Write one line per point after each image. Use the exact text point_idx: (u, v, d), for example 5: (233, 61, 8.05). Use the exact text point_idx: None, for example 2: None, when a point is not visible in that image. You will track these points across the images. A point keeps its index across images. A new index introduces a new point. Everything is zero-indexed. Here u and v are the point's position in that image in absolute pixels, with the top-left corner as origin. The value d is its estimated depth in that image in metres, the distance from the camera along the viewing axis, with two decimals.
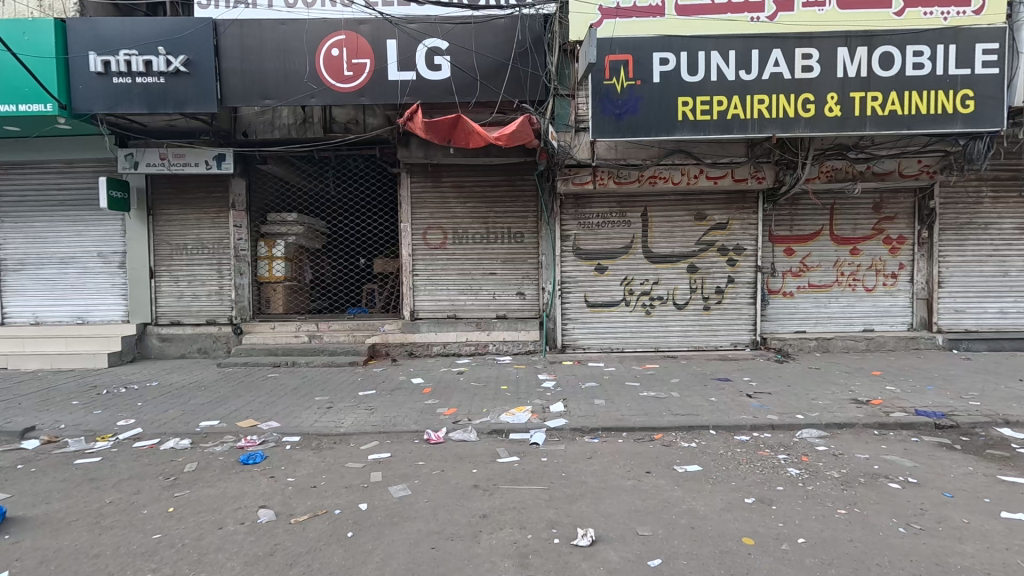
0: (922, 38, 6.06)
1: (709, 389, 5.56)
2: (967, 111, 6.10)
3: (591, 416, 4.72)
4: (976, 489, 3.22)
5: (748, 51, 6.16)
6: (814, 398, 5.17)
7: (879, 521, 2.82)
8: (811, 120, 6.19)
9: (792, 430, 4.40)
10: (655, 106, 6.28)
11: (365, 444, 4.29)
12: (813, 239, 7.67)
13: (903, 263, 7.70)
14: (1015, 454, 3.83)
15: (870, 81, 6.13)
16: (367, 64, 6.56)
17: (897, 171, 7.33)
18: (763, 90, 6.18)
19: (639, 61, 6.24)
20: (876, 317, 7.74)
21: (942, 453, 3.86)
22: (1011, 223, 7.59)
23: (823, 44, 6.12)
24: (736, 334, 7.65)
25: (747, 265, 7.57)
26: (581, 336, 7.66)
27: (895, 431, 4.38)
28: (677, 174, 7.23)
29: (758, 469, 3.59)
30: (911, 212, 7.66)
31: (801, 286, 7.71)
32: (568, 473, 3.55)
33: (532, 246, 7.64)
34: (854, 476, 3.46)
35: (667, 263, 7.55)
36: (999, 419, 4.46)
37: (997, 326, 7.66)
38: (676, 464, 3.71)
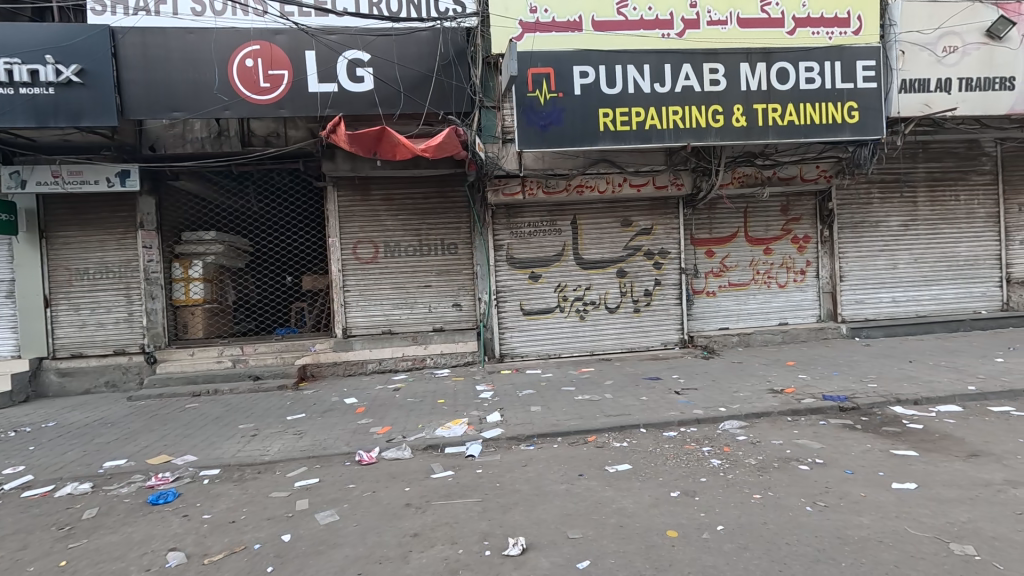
0: (812, 55, 6.66)
1: (640, 389, 5.75)
2: (853, 121, 6.75)
3: (527, 423, 4.75)
4: (873, 464, 3.52)
5: (661, 65, 6.51)
6: (736, 390, 5.47)
7: (790, 502, 3.01)
8: (720, 130, 6.62)
9: (716, 423, 4.64)
10: (578, 117, 6.48)
11: (292, 470, 4.08)
12: (731, 240, 8.18)
13: (810, 260, 8.36)
14: (906, 429, 4.23)
15: (770, 94, 6.64)
16: (285, 75, 6.35)
17: (799, 176, 7.97)
18: (677, 102, 6.54)
19: (560, 74, 6.43)
20: (789, 311, 8.34)
21: (846, 433, 4.20)
22: (897, 221, 8.44)
23: (727, 59, 6.58)
24: (666, 334, 7.98)
25: (672, 268, 7.95)
26: (519, 344, 7.71)
27: (806, 416, 4.73)
28: (602, 183, 7.49)
29: (684, 462, 3.75)
30: (814, 213, 8.34)
31: (722, 286, 8.19)
32: (503, 483, 3.54)
33: (466, 257, 7.63)
34: (769, 461, 3.69)
35: (598, 269, 7.78)
36: (893, 398, 4.91)
37: (892, 313, 8.46)
38: (607, 464, 3.80)
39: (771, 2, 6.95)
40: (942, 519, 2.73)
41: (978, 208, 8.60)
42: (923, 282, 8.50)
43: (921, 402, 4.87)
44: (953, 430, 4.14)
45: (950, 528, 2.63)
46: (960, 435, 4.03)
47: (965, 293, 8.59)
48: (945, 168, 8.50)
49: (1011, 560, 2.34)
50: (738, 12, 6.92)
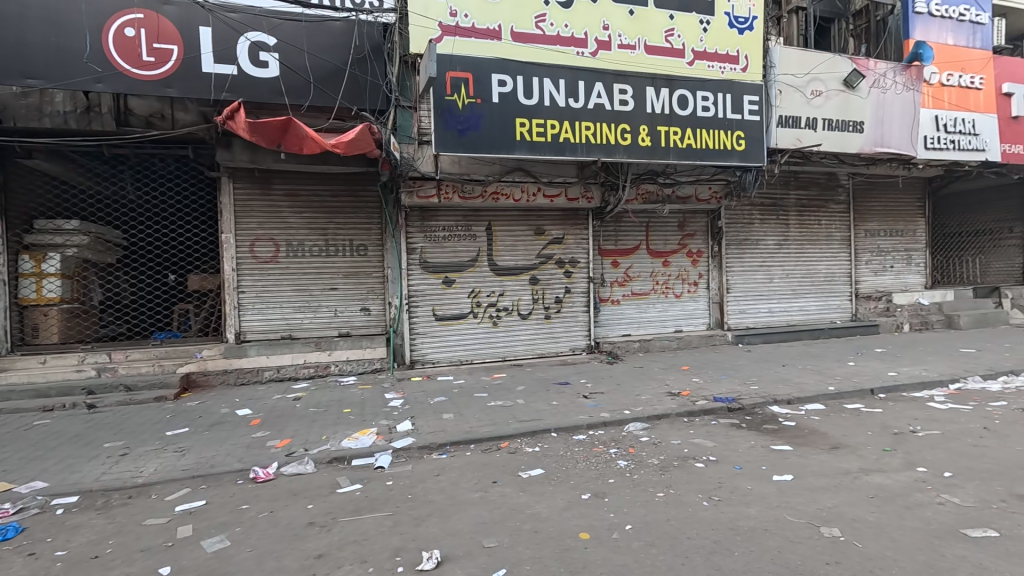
0: (707, 86, 7.32)
1: (551, 394, 5.88)
2: (741, 148, 7.50)
3: (439, 431, 4.65)
4: (757, 459, 3.90)
5: (575, 81, 6.76)
6: (638, 393, 5.80)
7: (689, 498, 3.23)
8: (628, 148, 7.02)
9: (621, 425, 4.87)
10: (495, 124, 6.52)
11: (172, 494, 3.62)
12: (634, 252, 8.70)
13: (702, 273, 9.14)
14: (782, 426, 4.74)
15: (672, 118, 7.18)
16: (173, 50, 5.70)
17: (694, 196, 8.70)
18: (589, 118, 6.83)
19: (479, 80, 6.44)
20: (684, 319, 9.04)
21: (734, 431, 4.62)
22: (773, 240, 9.50)
23: (635, 82, 7.01)
24: (575, 340, 8.26)
25: (581, 277, 8.26)
26: (430, 350, 7.53)
27: (700, 417, 5.12)
28: (517, 191, 7.62)
29: (594, 465, 3.89)
30: (706, 230, 9.13)
31: (626, 294, 8.67)
32: (415, 494, 3.42)
33: (376, 260, 7.34)
34: (670, 460, 3.94)
35: (511, 275, 7.87)
36: (771, 398, 5.49)
37: (768, 322, 9.48)
38: (521, 469, 3.82)
39: (674, 34, 7.51)
40: (813, 506, 3.07)
41: (835, 232, 9.95)
42: (792, 295, 9.65)
43: (794, 402, 5.49)
44: (819, 426, 4.71)
45: (820, 514, 2.96)
46: (824, 430, 4.59)
47: (824, 305, 9.88)
48: (811, 195, 9.73)
49: (867, 538, 2.68)
50: (646, 39, 7.40)
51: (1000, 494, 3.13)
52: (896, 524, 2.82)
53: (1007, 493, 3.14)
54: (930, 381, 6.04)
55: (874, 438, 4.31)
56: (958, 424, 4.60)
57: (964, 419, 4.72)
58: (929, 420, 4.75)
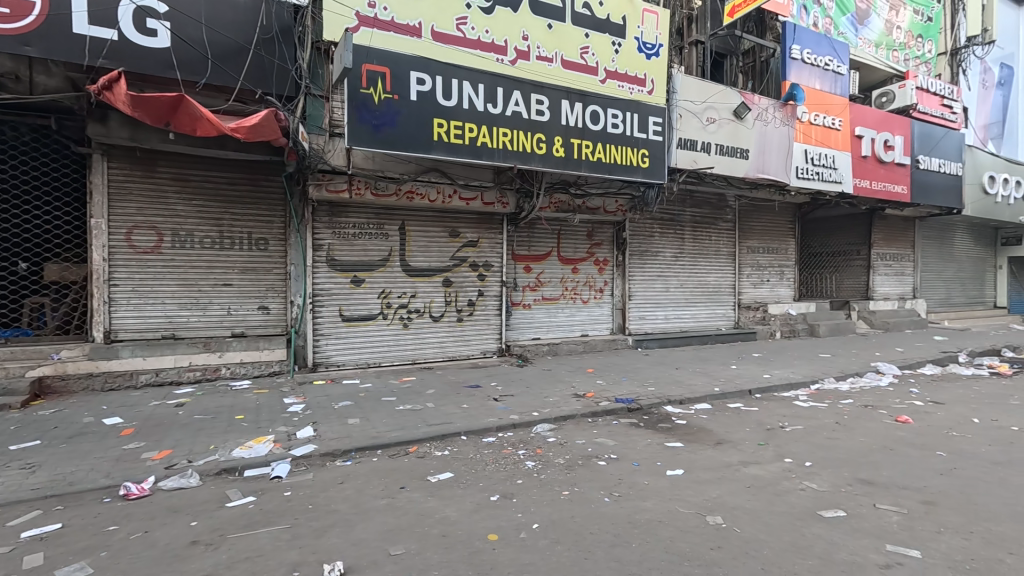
0: (617, 105, 7.76)
1: (461, 396, 5.87)
2: (645, 165, 8.03)
3: (344, 437, 4.45)
4: (653, 456, 4.18)
5: (494, 87, 6.84)
6: (546, 395, 5.97)
7: (591, 495, 3.38)
8: (543, 157, 7.23)
9: (530, 427, 4.98)
10: (412, 122, 6.40)
11: (17, 518, 3.10)
12: (545, 258, 8.97)
13: (607, 281, 9.64)
14: (675, 424, 5.14)
15: (584, 131, 7.51)
16: (36, 4, 4.92)
17: (602, 208, 9.16)
18: (507, 125, 6.94)
19: (396, 76, 6.30)
20: (589, 323, 9.47)
21: (633, 430, 4.92)
22: (670, 252, 10.28)
23: (551, 94, 7.25)
24: (485, 343, 8.31)
25: (494, 280, 8.34)
26: (335, 353, 7.18)
27: (603, 417, 5.40)
28: (432, 192, 7.51)
29: (502, 466, 3.94)
30: (612, 240, 9.65)
31: (537, 299, 8.91)
32: (316, 504, 3.24)
33: (278, 255, 6.87)
34: (574, 459, 4.10)
35: (424, 277, 7.75)
36: (666, 399, 5.92)
37: (663, 328, 10.22)
38: (429, 474, 3.77)
39: (588, 51, 7.87)
40: (700, 496, 3.36)
41: (722, 247, 11.00)
42: (685, 303, 10.49)
43: (685, 402, 5.97)
44: (706, 424, 5.16)
45: (706, 504, 3.25)
46: (711, 427, 5.04)
47: (711, 313, 10.86)
48: (704, 213, 10.66)
49: (744, 523, 2.98)
50: (563, 53, 7.68)
51: (848, 479, 3.63)
52: (767, 509, 3.18)
53: (853, 478, 3.65)
54: (796, 383, 6.87)
55: (751, 434, 4.82)
56: (817, 419, 5.28)
57: (821, 415, 5.43)
58: (795, 416, 5.39)
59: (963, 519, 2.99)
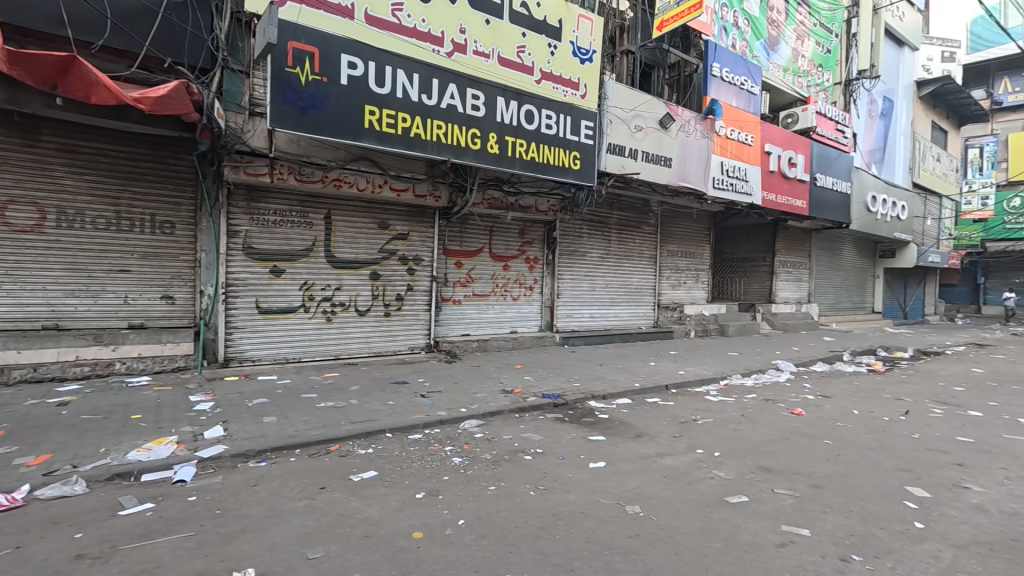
0: (551, 106, 7.90)
1: (387, 393, 5.72)
2: (576, 167, 8.24)
3: (258, 436, 4.17)
4: (576, 449, 4.31)
5: (429, 78, 6.71)
6: (474, 391, 5.96)
7: (518, 489, 3.42)
8: (477, 152, 7.19)
9: (457, 423, 4.95)
10: (342, 107, 6.12)
11: None
12: (477, 254, 8.97)
13: (537, 279, 9.81)
14: (598, 419, 5.32)
15: (519, 130, 7.57)
16: None
17: (534, 207, 9.29)
18: (442, 118, 6.84)
19: (325, 57, 6.00)
20: (519, 320, 9.60)
21: (558, 425, 5.04)
22: (597, 253, 10.63)
23: (487, 90, 7.24)
24: (414, 339, 8.16)
25: (424, 275, 8.21)
26: (250, 347, 6.73)
27: (530, 412, 5.48)
28: (362, 181, 7.24)
29: (429, 463, 3.88)
30: (543, 239, 9.83)
31: (467, 295, 8.88)
32: (225, 509, 3.01)
33: (186, 241, 6.31)
34: (501, 455, 4.13)
35: (350, 269, 7.46)
36: (590, 394, 6.12)
37: (589, 326, 10.56)
38: (352, 473, 3.63)
39: (525, 51, 7.94)
40: (620, 487, 3.51)
41: (645, 250, 11.55)
42: (609, 302, 10.90)
43: (608, 397, 6.21)
44: (627, 418, 5.39)
45: (626, 494, 3.39)
46: (631, 421, 5.27)
47: (633, 312, 11.37)
48: (630, 217, 11.14)
49: (659, 511, 3.15)
50: (499, 50, 7.67)
51: (750, 467, 3.95)
52: (681, 497, 3.38)
53: (755, 466, 3.98)
54: (707, 379, 7.37)
55: (667, 427, 5.10)
56: (725, 413, 5.70)
57: (729, 409, 5.86)
58: (706, 410, 5.78)
59: (844, 499, 3.36)
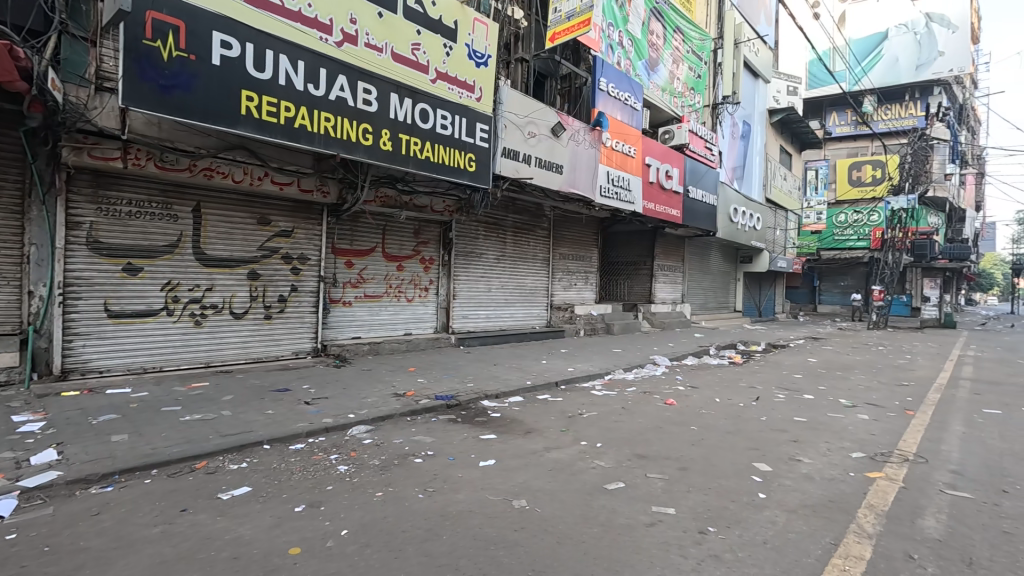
0: (446, 107, 7.90)
1: (266, 402, 5.31)
2: (471, 169, 8.31)
3: (103, 458, 3.64)
4: (467, 449, 4.34)
5: (316, 67, 6.36)
6: (364, 396, 5.75)
7: (406, 494, 3.36)
8: (368, 148, 6.94)
9: (344, 430, 4.74)
10: (213, 90, 5.56)
11: None
12: (369, 254, 8.66)
13: (432, 280, 9.73)
14: (490, 418, 5.41)
15: (413, 128, 7.46)
16: None
17: (429, 207, 9.20)
18: (330, 110, 6.51)
19: (193, 33, 5.42)
20: (414, 322, 9.44)
21: (450, 426, 5.04)
22: (493, 254, 10.80)
23: (379, 85, 7.05)
24: (299, 343, 7.65)
25: (310, 275, 7.75)
26: (97, 357, 5.84)
27: (422, 415, 5.41)
28: (239, 172, 6.64)
29: (311, 474, 3.67)
30: (438, 240, 9.78)
31: (358, 296, 8.54)
32: (55, 545, 2.59)
33: (10, 233, 5.33)
34: (390, 460, 4.03)
35: (223, 268, 6.81)
36: (483, 394, 6.20)
37: (485, 326, 10.68)
38: (220, 491, 3.31)
39: (419, 49, 7.80)
40: (508, 483, 3.60)
41: (539, 253, 11.99)
42: (504, 303, 11.13)
43: (500, 396, 6.33)
44: (518, 415, 5.54)
45: (513, 489, 3.48)
46: (522, 418, 5.42)
47: (528, 312, 11.73)
48: (524, 220, 11.47)
49: (543, 503, 3.28)
50: (393, 45, 7.45)
51: (628, 455, 4.26)
52: (564, 488, 3.54)
53: (631, 454, 4.30)
54: (594, 374, 7.82)
55: (555, 422, 5.33)
56: (608, 405, 6.10)
57: (612, 402, 6.29)
58: (591, 404, 6.13)
59: (705, 478, 3.76)
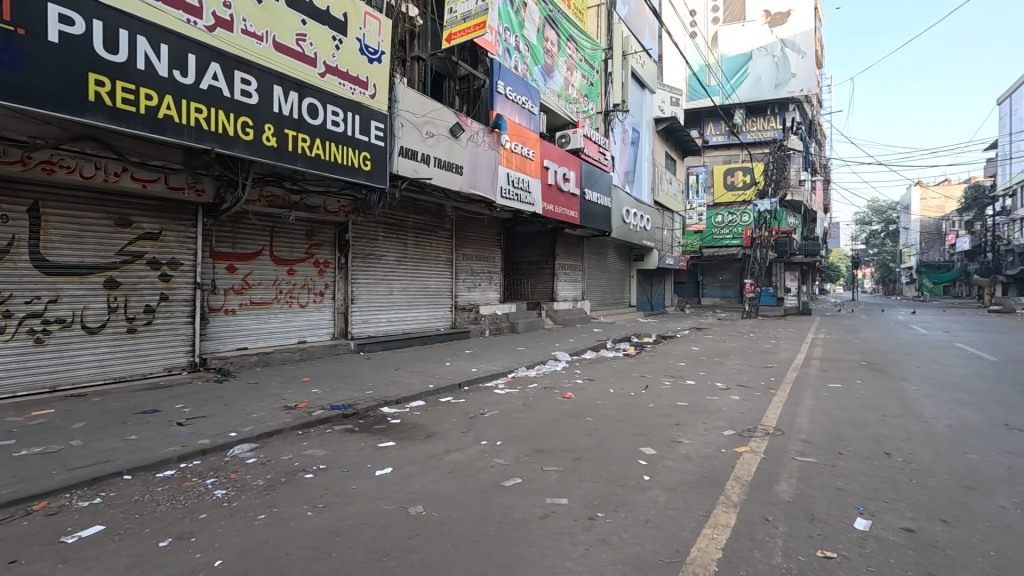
0: (337, 102, 7.58)
1: (129, 426, 4.71)
2: (367, 168, 8.02)
3: None
4: (363, 459, 4.17)
5: (183, 52, 5.78)
6: (248, 412, 5.31)
7: (292, 513, 3.15)
8: (249, 144, 6.43)
9: (223, 450, 4.34)
10: (52, 71, 4.81)
11: None
12: (254, 258, 8.02)
13: (328, 284, 9.26)
14: (390, 425, 5.26)
15: (300, 124, 7.04)
16: None
17: (322, 207, 8.74)
18: (202, 100, 5.93)
19: (22, 4, 4.66)
20: (308, 329, 8.91)
21: (346, 436, 4.81)
22: (394, 256, 10.52)
23: (259, 76, 6.57)
24: (172, 358, 6.89)
25: (183, 281, 7.01)
26: None
27: (315, 427, 5.12)
28: (89, 166, 5.82)
29: (181, 503, 3.31)
30: (333, 242, 9.33)
31: (243, 304, 7.88)
32: None
33: None
34: (277, 478, 3.75)
35: (71, 276, 5.94)
36: (382, 400, 6.01)
37: (387, 331, 10.37)
38: (65, 534, 2.88)
39: (305, 40, 7.35)
40: (405, 490, 3.52)
41: (441, 254, 11.88)
42: (407, 306, 10.89)
43: (401, 401, 6.18)
44: (419, 420, 5.44)
45: (409, 496, 3.41)
46: (422, 422, 5.34)
47: (431, 315, 11.58)
48: (425, 220, 11.30)
49: (440, 507, 3.25)
50: (274, 34, 6.94)
51: (526, 451, 4.36)
52: (462, 489, 3.54)
53: (530, 449, 4.41)
54: (496, 373, 7.92)
55: (456, 424, 5.31)
56: (509, 403, 6.20)
57: (513, 399, 6.40)
58: (493, 403, 6.20)
59: (596, 466, 3.96)
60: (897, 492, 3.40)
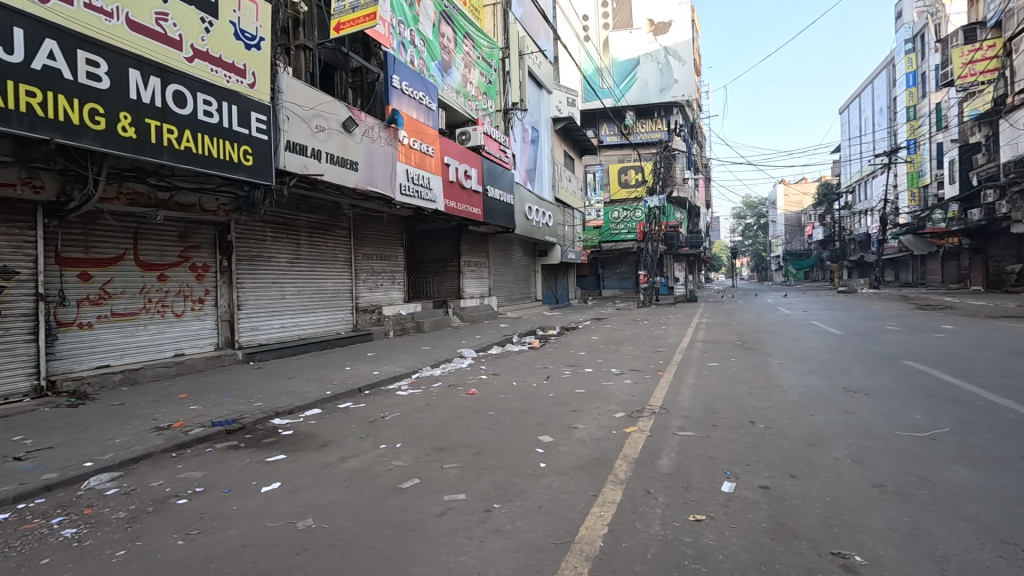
0: (209, 91, 6.92)
1: None
2: (248, 164, 7.41)
3: None
4: (247, 477, 3.87)
5: (6, 26, 4.96)
6: (109, 438, 4.69)
7: (160, 544, 2.84)
8: (100, 134, 5.66)
9: (75, 484, 3.80)
10: None
11: None
12: (114, 264, 7.08)
13: (208, 290, 8.47)
14: (281, 437, 4.93)
15: (165, 113, 6.34)
16: None
17: (197, 205, 7.94)
18: (34, 83, 5.12)
19: None
20: (185, 340, 8.07)
21: (229, 454, 4.44)
22: (285, 257, 9.86)
23: (110, 57, 5.80)
24: (10, 382, 5.93)
25: (20, 293, 6.09)
26: None
27: (192, 447, 4.65)
28: None
29: (16, 550, 2.84)
30: (213, 244, 8.53)
31: (102, 316, 6.94)
32: None
33: None
34: (142, 508, 3.36)
35: None
36: (272, 412, 5.62)
37: (280, 337, 9.71)
38: None
39: (167, 20, 6.57)
40: (293, 504, 3.32)
41: (338, 254, 11.35)
42: (302, 310, 10.27)
43: (294, 411, 5.82)
44: (314, 429, 5.16)
45: (298, 510, 3.22)
46: (317, 432, 5.07)
47: (330, 318, 11.03)
48: (319, 220, 10.72)
49: (332, 517, 3.11)
50: (127, 11, 6.11)
51: (426, 450, 4.31)
52: (357, 496, 3.41)
53: (430, 448, 4.37)
54: (399, 375, 7.74)
55: (355, 429, 5.11)
56: (411, 404, 6.10)
57: (416, 400, 6.31)
58: (394, 405, 6.05)
59: (495, 459, 4.01)
60: (757, 455, 3.83)
